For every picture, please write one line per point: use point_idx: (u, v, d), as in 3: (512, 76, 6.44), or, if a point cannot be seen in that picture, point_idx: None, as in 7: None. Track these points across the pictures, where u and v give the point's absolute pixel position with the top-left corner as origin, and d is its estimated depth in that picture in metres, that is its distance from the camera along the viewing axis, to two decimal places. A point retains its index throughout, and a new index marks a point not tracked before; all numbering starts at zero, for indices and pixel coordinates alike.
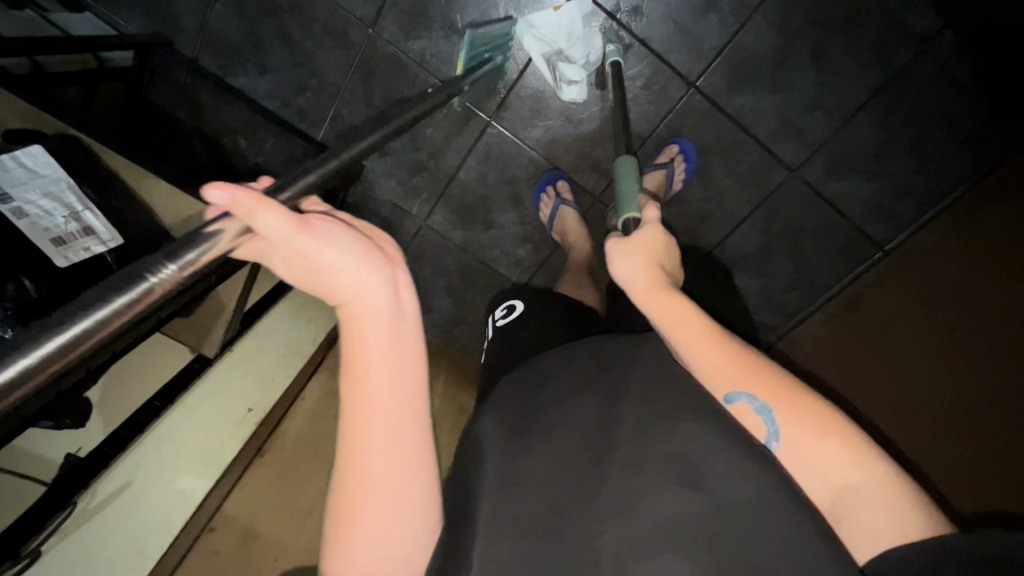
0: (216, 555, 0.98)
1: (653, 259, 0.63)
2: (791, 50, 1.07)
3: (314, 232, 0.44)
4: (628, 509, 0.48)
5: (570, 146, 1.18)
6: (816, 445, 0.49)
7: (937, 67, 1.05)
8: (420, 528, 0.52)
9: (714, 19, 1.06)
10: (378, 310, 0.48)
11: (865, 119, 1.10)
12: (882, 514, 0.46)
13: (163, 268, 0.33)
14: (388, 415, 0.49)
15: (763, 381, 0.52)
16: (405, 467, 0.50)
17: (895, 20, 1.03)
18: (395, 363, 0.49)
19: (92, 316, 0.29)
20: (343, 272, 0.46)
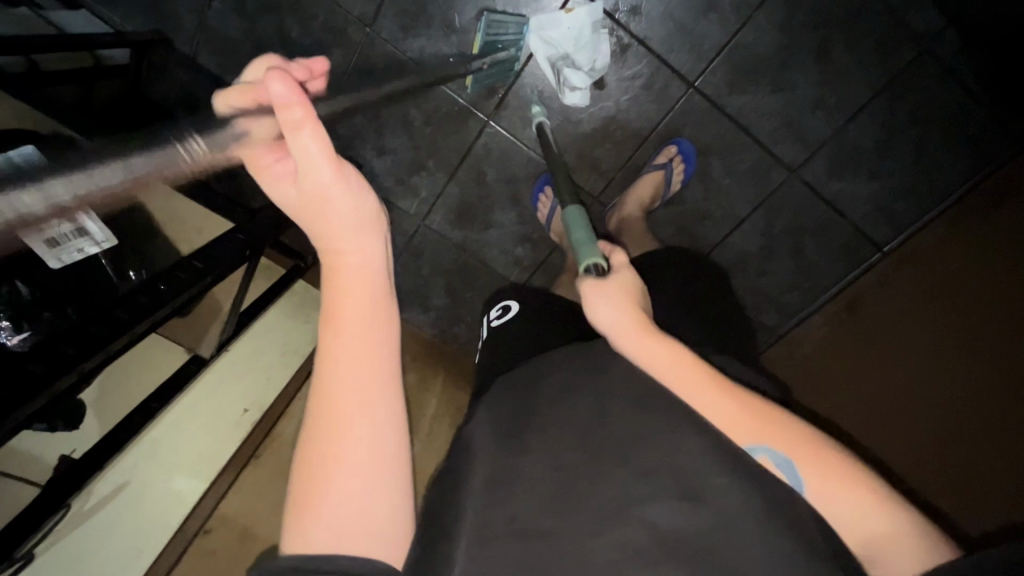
0: (212, 554, 1.00)
1: (632, 301, 0.60)
2: (792, 49, 1.06)
3: (344, 175, 0.45)
4: (623, 516, 0.47)
5: (569, 145, 1.18)
6: (837, 493, 0.48)
7: (940, 67, 1.04)
8: (391, 500, 0.49)
9: (715, 18, 1.05)
10: (374, 262, 0.49)
11: (866, 119, 1.09)
12: (903, 551, 0.45)
13: (173, 147, 0.34)
14: (371, 362, 0.48)
15: (779, 433, 0.51)
16: (387, 419, 0.49)
17: (898, 19, 1.02)
18: (381, 312, 0.49)
19: (135, 163, 0.31)
20: (350, 219, 0.47)
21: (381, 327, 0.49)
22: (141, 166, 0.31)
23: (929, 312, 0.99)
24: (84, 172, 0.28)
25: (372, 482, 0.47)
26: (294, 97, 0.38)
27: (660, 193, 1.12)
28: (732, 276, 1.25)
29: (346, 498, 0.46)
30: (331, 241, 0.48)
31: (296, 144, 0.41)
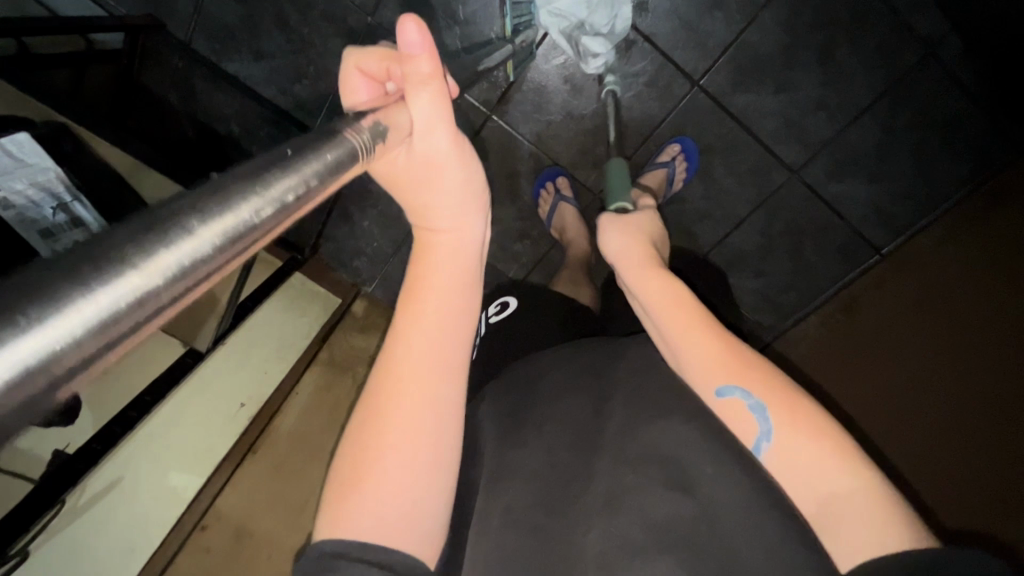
0: (206, 552, 0.96)
1: (642, 238, 0.64)
2: (798, 50, 1.06)
3: (461, 150, 0.50)
4: (619, 506, 0.47)
5: (571, 141, 1.17)
6: (807, 447, 0.45)
7: (943, 71, 1.04)
8: (434, 505, 0.46)
9: (721, 16, 1.05)
10: (468, 238, 0.53)
11: (869, 120, 1.09)
12: (866, 524, 0.42)
13: (336, 152, 0.36)
14: (445, 331, 0.48)
15: (754, 375, 0.49)
16: (452, 397, 0.48)
17: (903, 22, 1.02)
18: (470, 283, 0.51)
19: (321, 160, 0.34)
20: (457, 193, 0.52)
21: (460, 303, 0.49)
22: (325, 166, 0.35)
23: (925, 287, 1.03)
24: (253, 195, 0.29)
25: (428, 461, 0.46)
26: (430, 60, 0.45)
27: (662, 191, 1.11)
28: (730, 275, 1.25)
29: (395, 483, 0.44)
30: (432, 213, 0.52)
31: (416, 106, 0.46)
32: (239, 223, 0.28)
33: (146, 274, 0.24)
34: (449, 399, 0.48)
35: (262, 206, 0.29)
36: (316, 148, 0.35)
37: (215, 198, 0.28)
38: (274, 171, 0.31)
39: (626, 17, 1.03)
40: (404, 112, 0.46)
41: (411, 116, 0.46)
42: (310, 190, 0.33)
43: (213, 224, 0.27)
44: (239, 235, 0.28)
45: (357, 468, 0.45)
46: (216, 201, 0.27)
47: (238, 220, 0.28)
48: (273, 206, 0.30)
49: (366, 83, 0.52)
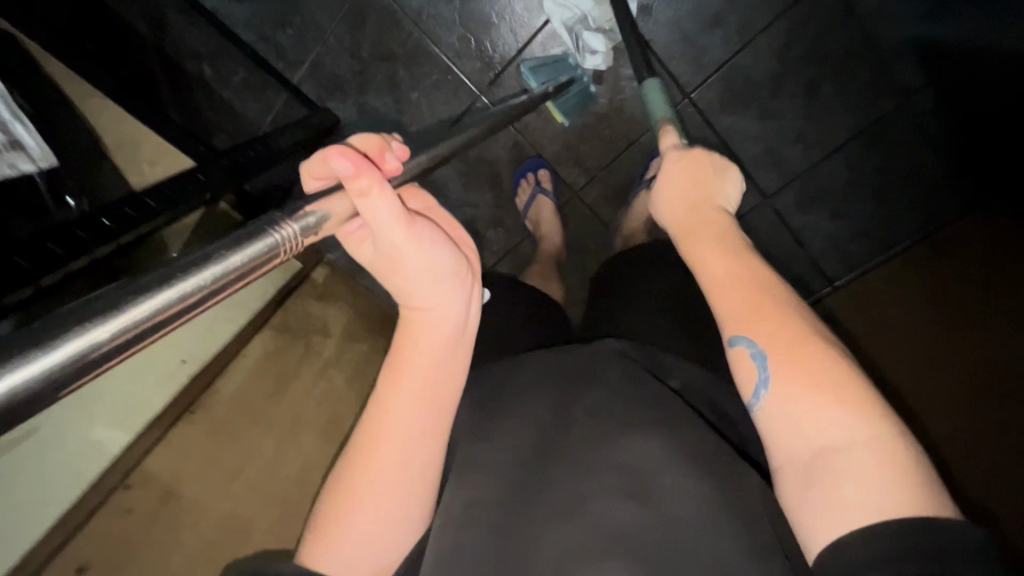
0: (129, 512, 0.90)
1: (696, 188, 0.63)
2: (787, 80, 1.08)
3: (415, 235, 0.52)
4: (574, 516, 0.47)
5: (557, 135, 1.16)
6: (803, 397, 0.44)
7: (914, 121, 1.09)
8: (404, 535, 0.53)
9: (719, 34, 1.07)
10: (447, 319, 0.57)
11: (841, 159, 1.13)
12: (866, 488, 0.39)
13: (282, 228, 0.40)
14: (423, 402, 0.55)
15: (767, 324, 0.48)
16: (430, 453, 0.55)
17: (886, 69, 1.06)
18: (445, 364, 0.57)
19: (231, 256, 0.35)
20: (428, 277, 0.55)
21: (427, 383, 0.55)
22: (240, 259, 0.36)
23: (890, 299, 1.04)
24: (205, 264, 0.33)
25: (400, 510, 0.53)
26: (361, 167, 0.47)
27: None
28: None
29: (363, 533, 0.52)
30: (413, 298, 0.56)
31: (365, 208, 0.49)
32: (118, 326, 0.28)
33: (69, 346, 0.26)
34: (421, 464, 0.54)
35: (145, 310, 0.29)
36: (238, 242, 0.36)
37: (87, 304, 0.28)
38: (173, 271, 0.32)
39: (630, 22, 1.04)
40: (341, 203, 0.47)
41: (355, 211, 0.49)
42: (255, 263, 0.37)
43: (168, 289, 0.31)
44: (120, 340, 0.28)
45: (340, 507, 0.53)
46: (90, 307, 0.28)
47: (189, 284, 0.32)
48: (165, 308, 0.30)
49: (319, 185, 0.53)
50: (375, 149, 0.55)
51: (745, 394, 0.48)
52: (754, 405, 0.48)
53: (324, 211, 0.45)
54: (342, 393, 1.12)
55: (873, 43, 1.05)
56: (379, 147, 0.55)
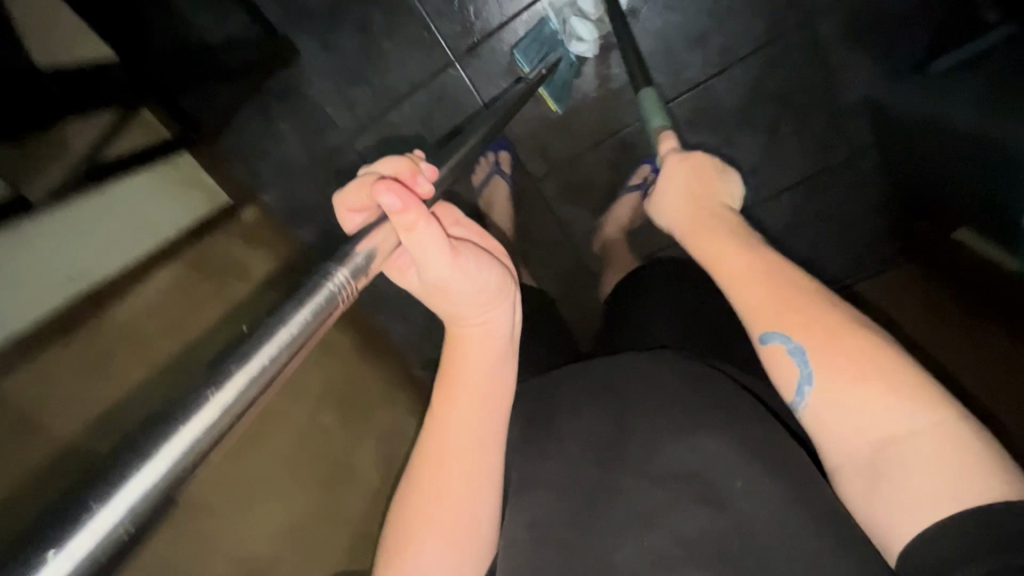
0: None
1: (695, 193, 0.71)
2: (753, 113, 1.12)
3: (459, 260, 0.56)
4: (653, 521, 0.47)
5: (526, 121, 1.14)
6: (849, 390, 0.47)
7: (856, 178, 1.16)
8: (479, 542, 0.55)
9: (699, 54, 1.08)
10: (496, 328, 0.61)
11: (785, 200, 1.19)
12: (942, 475, 0.42)
13: (334, 273, 0.43)
14: (476, 415, 0.57)
15: (799, 321, 0.51)
16: (492, 466, 0.57)
17: (842, 124, 1.12)
18: (494, 377, 0.59)
19: (292, 320, 0.39)
20: (475, 298, 0.58)
21: (487, 400, 0.58)
22: (304, 320, 0.39)
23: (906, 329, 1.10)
24: (274, 334, 0.37)
25: (467, 518, 0.54)
26: (409, 202, 0.49)
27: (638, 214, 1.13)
28: None
29: (445, 548, 0.53)
30: (461, 316, 0.59)
31: (414, 241, 0.52)
32: (205, 424, 0.33)
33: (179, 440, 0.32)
34: (484, 474, 0.56)
35: (225, 398, 0.34)
36: (298, 302, 0.40)
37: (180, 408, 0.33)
38: (247, 353, 0.36)
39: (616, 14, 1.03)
40: (389, 237, 0.49)
41: (404, 243, 0.52)
42: (320, 318, 0.40)
43: (245, 367, 0.35)
44: (210, 432, 0.33)
45: (411, 520, 0.54)
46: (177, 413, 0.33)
47: (262, 361, 0.36)
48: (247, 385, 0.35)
49: (356, 216, 0.55)
50: (408, 171, 0.56)
51: (788, 393, 0.51)
52: (799, 403, 0.50)
53: (369, 247, 0.47)
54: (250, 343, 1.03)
55: (835, 96, 1.10)
56: (409, 169, 0.56)
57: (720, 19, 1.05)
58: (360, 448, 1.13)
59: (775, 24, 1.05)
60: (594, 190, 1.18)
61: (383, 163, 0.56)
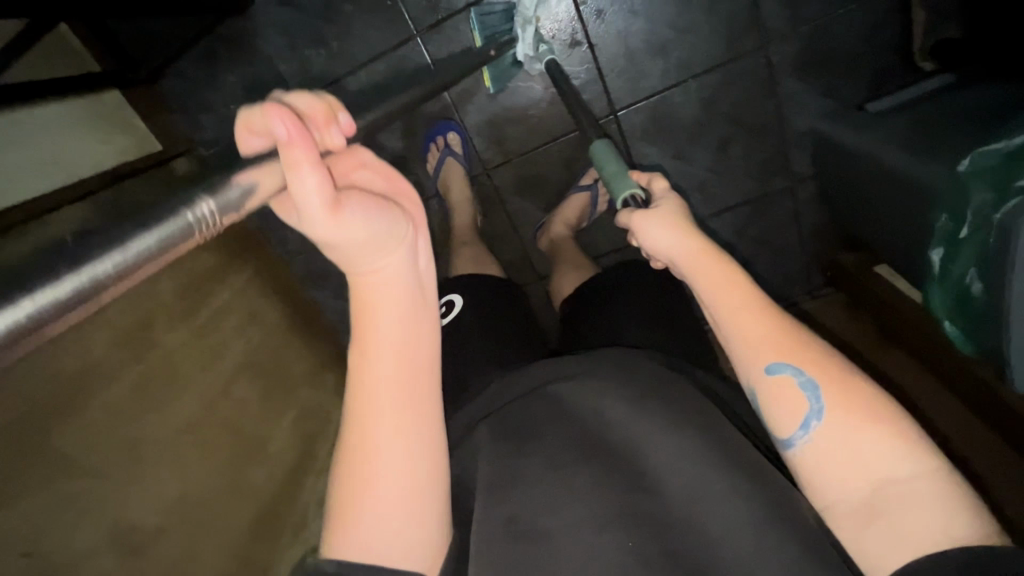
0: None
1: (673, 216, 0.65)
2: (705, 128, 1.15)
3: (343, 215, 0.45)
4: (631, 522, 0.47)
5: (482, 107, 1.12)
6: (861, 428, 0.49)
7: (795, 205, 1.21)
8: (419, 527, 0.48)
9: (659, 65, 1.10)
10: (400, 278, 0.50)
11: (728, 219, 1.23)
12: (937, 518, 0.45)
13: (197, 206, 0.37)
14: (390, 380, 0.49)
15: (811, 357, 0.53)
16: (425, 434, 0.50)
17: (786, 151, 1.17)
18: (410, 336, 0.50)
19: (132, 246, 0.33)
20: (369, 246, 0.47)
21: (397, 363, 0.50)
22: (144, 247, 0.34)
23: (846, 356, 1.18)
24: (98, 258, 0.32)
25: (400, 498, 0.48)
26: (296, 136, 0.41)
27: (585, 216, 1.14)
28: None
29: (379, 540, 0.47)
30: (357, 264, 0.48)
31: (293, 182, 0.42)
32: None
33: None
34: (404, 448, 0.49)
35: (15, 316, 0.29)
36: (142, 226, 0.34)
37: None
38: (54, 269, 0.30)
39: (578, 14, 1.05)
40: (268, 175, 0.42)
41: (283, 184, 0.42)
42: (162, 251, 0.35)
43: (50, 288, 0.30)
44: None
45: (346, 498, 0.48)
46: None
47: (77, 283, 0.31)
48: (52, 308, 0.30)
49: (258, 142, 0.44)
50: (322, 115, 0.46)
51: (791, 426, 0.52)
52: (803, 438, 0.51)
53: (250, 181, 0.40)
54: (163, 304, 0.96)
55: (782, 123, 1.14)
56: (326, 104, 0.46)
57: (682, 32, 1.07)
58: (276, 425, 1.09)
59: (733, 45, 1.08)
60: (546, 185, 1.18)
61: (292, 98, 0.45)
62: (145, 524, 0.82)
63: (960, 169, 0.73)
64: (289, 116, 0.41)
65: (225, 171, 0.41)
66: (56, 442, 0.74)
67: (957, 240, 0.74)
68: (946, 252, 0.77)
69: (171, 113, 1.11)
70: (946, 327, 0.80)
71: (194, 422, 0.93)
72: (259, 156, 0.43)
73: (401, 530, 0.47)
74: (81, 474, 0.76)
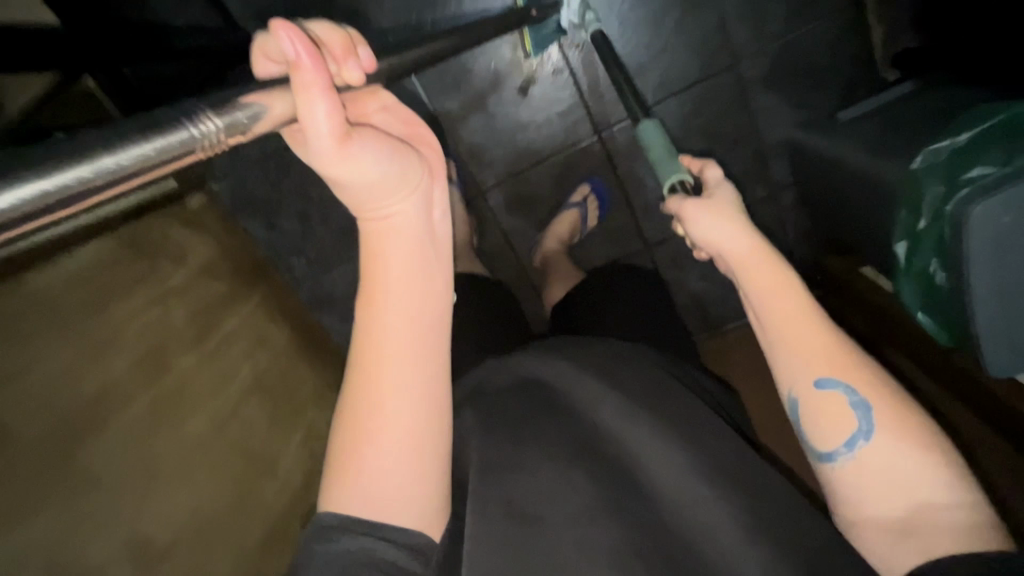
0: None
1: (734, 215, 0.65)
2: (685, 144, 1.21)
3: (349, 147, 0.47)
4: (625, 519, 0.51)
5: (472, 133, 1.19)
6: (897, 449, 0.52)
7: (777, 213, 1.27)
8: (423, 485, 0.50)
9: (638, 86, 1.17)
10: (413, 220, 0.53)
11: None
12: (954, 536, 0.49)
13: (202, 120, 0.36)
14: (407, 333, 0.51)
15: (863, 378, 0.55)
16: (433, 386, 0.52)
17: (763, 161, 1.23)
18: (422, 286, 0.52)
19: (136, 147, 0.33)
20: (376, 185, 0.50)
21: (411, 318, 0.51)
22: (151, 151, 0.33)
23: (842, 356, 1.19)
24: (99, 155, 0.31)
25: (409, 449, 0.50)
26: (306, 58, 0.41)
27: (576, 231, 1.19)
28: None
29: (382, 499, 0.49)
30: (371, 204, 0.51)
31: (303, 107, 0.43)
32: None
33: None
34: (414, 398, 0.51)
35: (17, 198, 0.28)
36: (141, 133, 0.33)
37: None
38: (47, 164, 0.29)
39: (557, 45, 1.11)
40: (282, 97, 0.42)
41: (294, 107, 0.43)
42: (168, 158, 0.34)
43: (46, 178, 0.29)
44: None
45: (351, 449, 0.50)
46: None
47: (79, 177, 0.30)
48: (41, 200, 0.29)
49: (271, 64, 0.47)
50: (339, 46, 0.49)
51: (836, 441, 0.55)
52: (845, 454, 0.54)
53: (259, 103, 0.40)
54: (176, 330, 1.01)
55: (758, 135, 1.20)
56: (340, 38, 0.49)
57: (657, 55, 1.14)
58: (286, 447, 1.13)
59: (706, 64, 1.15)
60: (537, 204, 1.24)
61: (313, 27, 0.49)
62: (159, 538, 0.85)
63: (913, 167, 0.79)
64: (299, 37, 0.41)
65: (231, 92, 0.40)
66: (77, 460, 0.79)
67: (917, 234, 0.78)
68: (910, 244, 0.80)
69: None
70: (919, 318, 0.83)
71: (205, 442, 0.97)
72: (274, 78, 0.44)
73: (406, 492, 0.49)
74: (98, 488, 0.80)
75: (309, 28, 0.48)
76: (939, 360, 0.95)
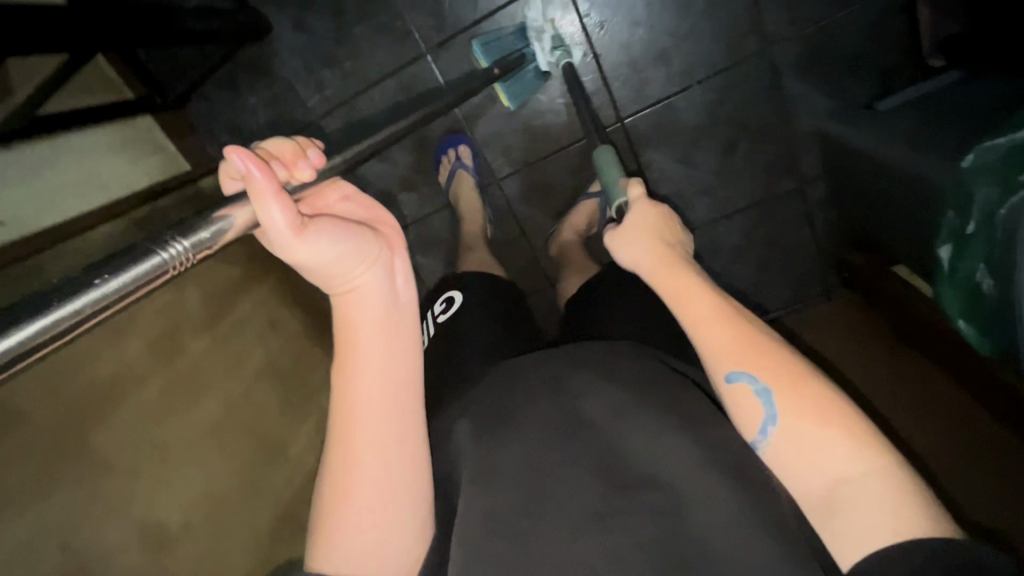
0: None
1: (652, 238, 0.69)
2: (708, 134, 1.16)
3: (306, 235, 0.51)
4: (608, 525, 0.48)
5: (488, 120, 1.16)
6: (811, 430, 0.50)
7: (805, 206, 1.21)
8: (405, 533, 0.54)
9: (663, 72, 1.12)
10: (377, 292, 0.57)
11: (738, 222, 1.23)
12: (884, 517, 0.44)
13: (174, 245, 0.43)
14: (378, 390, 0.55)
15: (765, 362, 0.54)
16: (408, 440, 0.55)
17: (792, 153, 1.17)
18: (391, 348, 0.56)
19: (118, 278, 0.40)
20: (336, 266, 0.54)
21: (380, 378, 0.55)
22: (131, 278, 0.40)
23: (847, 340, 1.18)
24: (86, 292, 0.38)
25: (387, 501, 0.53)
26: (255, 169, 0.47)
27: (594, 222, 1.15)
28: None
29: (366, 549, 0.52)
30: (337, 281, 0.55)
31: (261, 210, 0.48)
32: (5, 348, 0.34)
33: None
34: (391, 455, 0.54)
35: (25, 334, 0.35)
36: (118, 266, 0.40)
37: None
38: (42, 305, 0.36)
39: (579, 28, 1.08)
40: (244, 208, 0.48)
41: (253, 213, 0.49)
42: (145, 282, 0.41)
43: (44, 318, 0.36)
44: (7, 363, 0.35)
45: (333, 505, 0.54)
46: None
47: (70, 311, 0.37)
48: (33, 338, 0.36)
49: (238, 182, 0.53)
50: (290, 154, 0.55)
51: (750, 430, 0.53)
52: (761, 441, 0.52)
53: (224, 218, 0.47)
54: (190, 314, 1.01)
55: (787, 125, 1.15)
56: (293, 149, 0.56)
57: (682, 39, 1.09)
58: (298, 431, 1.13)
59: (734, 50, 1.10)
60: (554, 193, 1.21)
61: (265, 145, 0.55)
62: (172, 521, 0.87)
63: (965, 166, 0.73)
64: (248, 154, 0.47)
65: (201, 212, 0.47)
66: (91, 440, 0.80)
67: (966, 236, 0.74)
68: (954, 248, 0.77)
69: (197, 136, 1.19)
70: (961, 325, 0.80)
71: (217, 426, 0.98)
72: (236, 194, 0.50)
73: (394, 537, 0.53)
74: (110, 471, 0.81)
75: (262, 146, 0.55)
76: (972, 365, 0.90)
